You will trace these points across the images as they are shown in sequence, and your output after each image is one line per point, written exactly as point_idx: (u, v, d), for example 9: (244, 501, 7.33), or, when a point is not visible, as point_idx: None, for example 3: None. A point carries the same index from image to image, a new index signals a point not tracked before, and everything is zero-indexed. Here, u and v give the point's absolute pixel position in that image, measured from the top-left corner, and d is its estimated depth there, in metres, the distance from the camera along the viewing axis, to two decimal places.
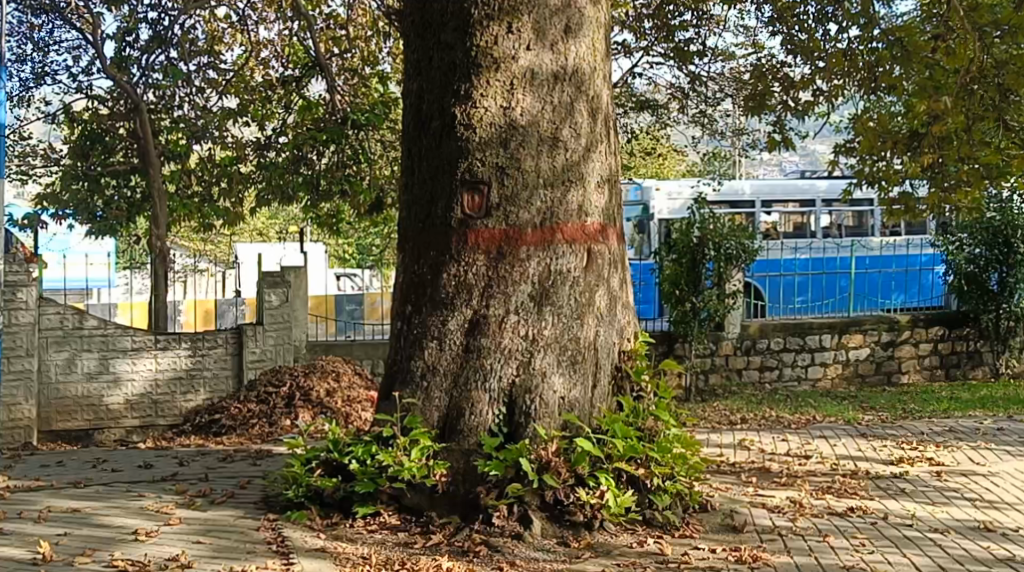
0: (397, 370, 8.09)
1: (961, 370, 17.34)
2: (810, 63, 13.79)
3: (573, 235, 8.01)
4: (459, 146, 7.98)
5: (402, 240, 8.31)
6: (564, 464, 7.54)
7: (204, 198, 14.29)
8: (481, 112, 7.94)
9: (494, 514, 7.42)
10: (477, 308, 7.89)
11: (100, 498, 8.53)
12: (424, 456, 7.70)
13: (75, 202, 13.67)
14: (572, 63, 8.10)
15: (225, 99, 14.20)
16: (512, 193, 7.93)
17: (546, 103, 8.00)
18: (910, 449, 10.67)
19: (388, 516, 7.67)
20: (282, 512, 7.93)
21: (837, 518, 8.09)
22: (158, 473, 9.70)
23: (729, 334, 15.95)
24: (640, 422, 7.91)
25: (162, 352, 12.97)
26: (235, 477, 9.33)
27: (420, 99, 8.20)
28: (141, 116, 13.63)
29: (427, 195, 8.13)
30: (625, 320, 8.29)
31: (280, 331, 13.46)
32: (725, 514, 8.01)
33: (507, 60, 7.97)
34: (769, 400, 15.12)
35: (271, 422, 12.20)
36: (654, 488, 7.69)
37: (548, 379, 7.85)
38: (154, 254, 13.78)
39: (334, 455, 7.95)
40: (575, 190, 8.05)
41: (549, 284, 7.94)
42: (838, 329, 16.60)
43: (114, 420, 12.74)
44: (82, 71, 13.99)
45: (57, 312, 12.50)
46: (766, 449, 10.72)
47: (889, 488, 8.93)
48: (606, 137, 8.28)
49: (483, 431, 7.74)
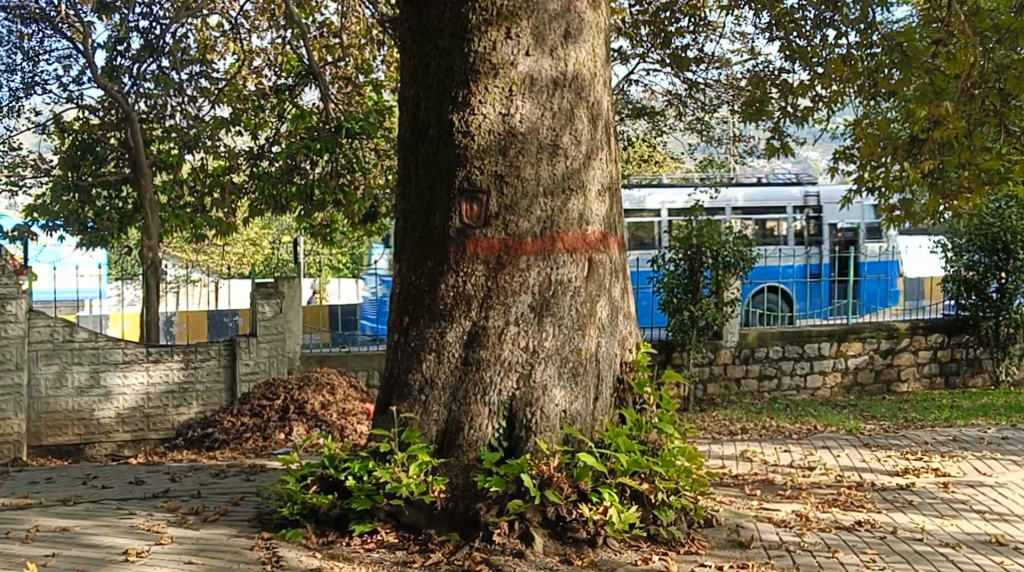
0: (394, 383, 7.90)
1: (961, 378, 17.05)
2: (808, 68, 13.63)
3: (574, 244, 7.84)
4: (457, 154, 7.81)
5: (398, 251, 8.13)
6: (567, 479, 7.36)
7: (197, 208, 14.09)
8: (480, 119, 7.77)
9: (495, 531, 7.26)
10: (475, 319, 7.71)
11: (89, 516, 8.34)
12: (422, 472, 7.50)
13: (65, 214, 13.54)
14: (572, 68, 7.92)
15: (217, 108, 13.98)
16: (511, 202, 7.77)
17: (546, 110, 7.83)
18: (914, 459, 10.51)
19: (386, 534, 7.50)
20: (276, 531, 7.73)
21: (845, 532, 7.92)
22: (149, 489, 9.50)
23: (727, 343, 15.78)
24: (643, 435, 7.73)
25: (154, 365, 12.77)
26: (228, 493, 9.14)
27: (416, 106, 8.02)
28: (132, 126, 13.44)
29: (424, 205, 7.95)
30: (627, 331, 8.12)
31: (274, 342, 13.27)
32: (730, 529, 7.84)
33: (505, 66, 7.81)
34: (768, 410, 14.94)
35: (265, 435, 12.01)
36: (658, 503, 7.52)
37: (549, 391, 7.67)
38: (146, 265, 13.58)
39: (329, 471, 7.75)
40: (576, 199, 7.89)
41: (549, 295, 7.77)
42: (837, 337, 16.44)
43: (105, 434, 12.54)
44: (72, 81, 13.82)
45: (47, 325, 12.28)
46: (768, 460, 10.54)
47: (896, 501, 8.76)
48: (606, 145, 8.11)
49: (482, 446, 7.56)
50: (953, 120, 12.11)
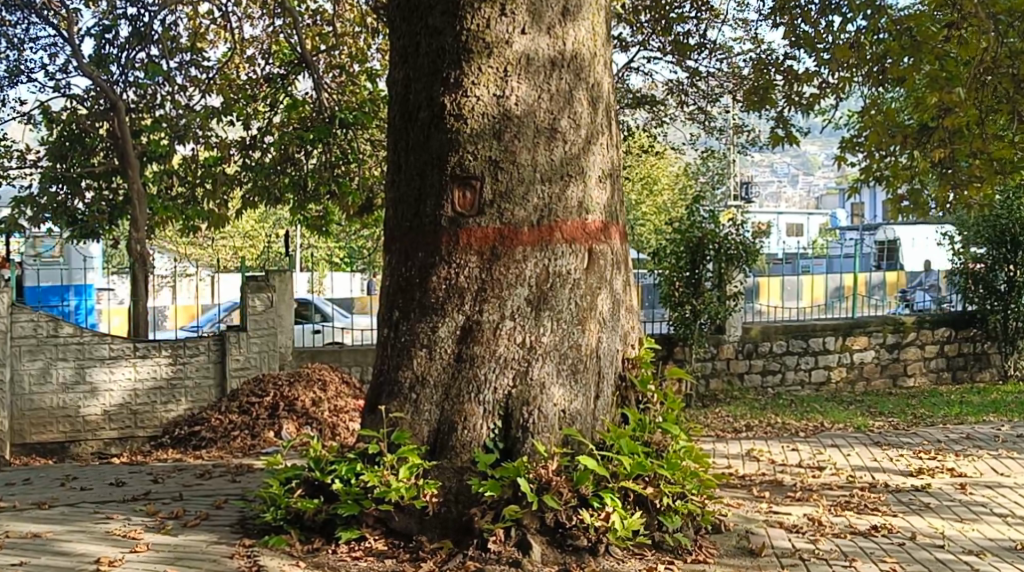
0: (383, 382, 7.48)
1: (968, 373, 16.71)
2: (814, 54, 13.15)
3: (573, 234, 7.42)
4: (448, 139, 7.38)
5: (388, 241, 7.70)
6: (566, 483, 6.94)
7: (187, 199, 13.62)
8: (473, 102, 7.35)
9: (490, 539, 6.84)
10: (469, 313, 7.30)
11: (64, 521, 7.92)
12: (413, 476, 7.09)
13: (53, 207, 13.10)
14: (570, 48, 7.49)
15: (208, 98, 13.47)
16: (507, 188, 7.34)
17: (543, 91, 7.41)
18: (928, 458, 10.10)
19: (375, 541, 7.09)
20: (258, 537, 7.31)
21: (862, 538, 7.50)
22: (130, 491, 9.05)
23: (730, 338, 15.36)
24: (647, 436, 7.31)
25: (142, 361, 12.35)
26: (210, 496, 8.70)
27: (406, 88, 7.60)
28: (118, 115, 12.95)
29: (415, 193, 7.52)
30: (629, 326, 7.70)
31: (265, 338, 12.83)
32: (740, 535, 7.41)
33: (500, 45, 7.38)
34: (773, 406, 14.51)
35: (254, 434, 11.58)
36: (664, 509, 7.10)
37: (547, 390, 7.26)
38: (132, 258, 12.96)
39: (315, 474, 7.34)
40: (575, 185, 7.46)
41: (547, 287, 7.35)
42: (843, 331, 16.01)
43: (92, 433, 12.12)
44: (59, 69, 13.38)
45: (31, 320, 11.85)
46: (777, 460, 10.13)
47: (912, 503, 8.34)
48: (607, 129, 7.68)
49: (477, 447, 7.15)
50: (965, 106, 11.72)
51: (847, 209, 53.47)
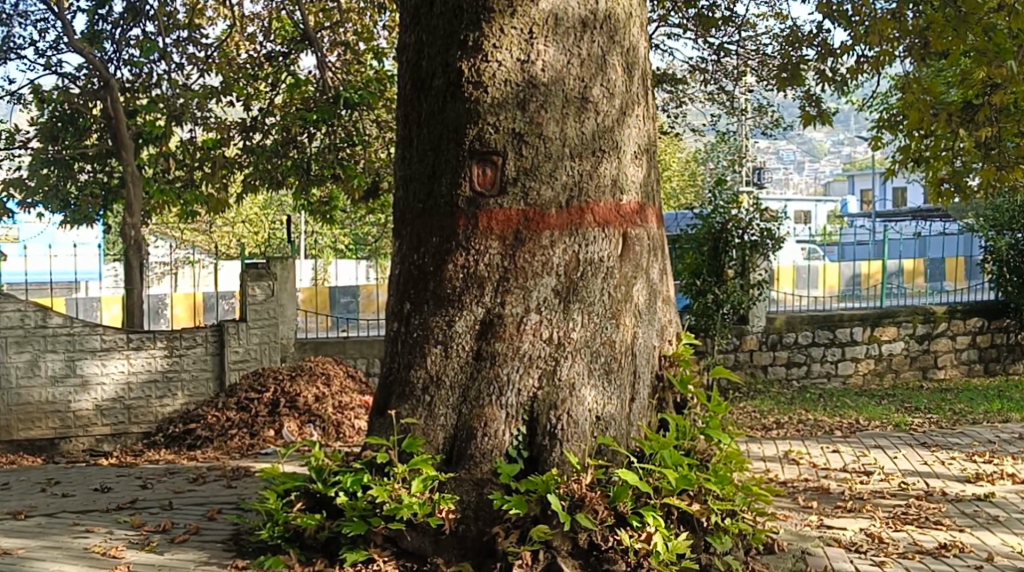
0: (393, 381, 6.71)
1: (1002, 365, 15.87)
2: (849, 28, 12.02)
3: (606, 216, 6.62)
4: (466, 110, 6.58)
5: (397, 225, 6.90)
6: (602, 500, 6.17)
7: (185, 182, 12.83)
8: (494, 68, 6.55)
9: (515, 563, 6.05)
10: (489, 306, 6.51)
11: (42, 535, 7.15)
12: (427, 489, 6.32)
13: (43, 190, 12.37)
14: (603, 7, 6.68)
15: (206, 77, 12.60)
16: (533, 165, 6.55)
17: (572, 55, 6.61)
18: (983, 462, 9.32)
19: (384, 564, 6.28)
20: (253, 557, 6.52)
21: (931, 559, 6.75)
22: (115, 499, 8.28)
23: (754, 328, 14.57)
24: (690, 445, 6.55)
25: (136, 352, 11.55)
26: (203, 505, 7.92)
27: (418, 53, 6.79)
28: (112, 95, 12.14)
29: (428, 169, 6.72)
30: (666, 319, 6.90)
31: (266, 328, 12.01)
32: (796, 556, 6.62)
33: (525, 4, 6.59)
34: (800, 400, 13.72)
35: (253, 433, 10.80)
36: (712, 528, 6.31)
37: (578, 392, 6.48)
38: (128, 245, 12.18)
39: (317, 486, 6.54)
40: (609, 161, 6.66)
41: (577, 276, 6.56)
42: (871, 321, 15.18)
43: (83, 428, 11.34)
44: (50, 45, 12.56)
45: (18, 309, 11.11)
46: (818, 463, 9.33)
47: (978, 517, 7.57)
48: (643, 98, 6.87)
49: (499, 457, 6.38)
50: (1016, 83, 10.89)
51: (857, 196, 52.65)
